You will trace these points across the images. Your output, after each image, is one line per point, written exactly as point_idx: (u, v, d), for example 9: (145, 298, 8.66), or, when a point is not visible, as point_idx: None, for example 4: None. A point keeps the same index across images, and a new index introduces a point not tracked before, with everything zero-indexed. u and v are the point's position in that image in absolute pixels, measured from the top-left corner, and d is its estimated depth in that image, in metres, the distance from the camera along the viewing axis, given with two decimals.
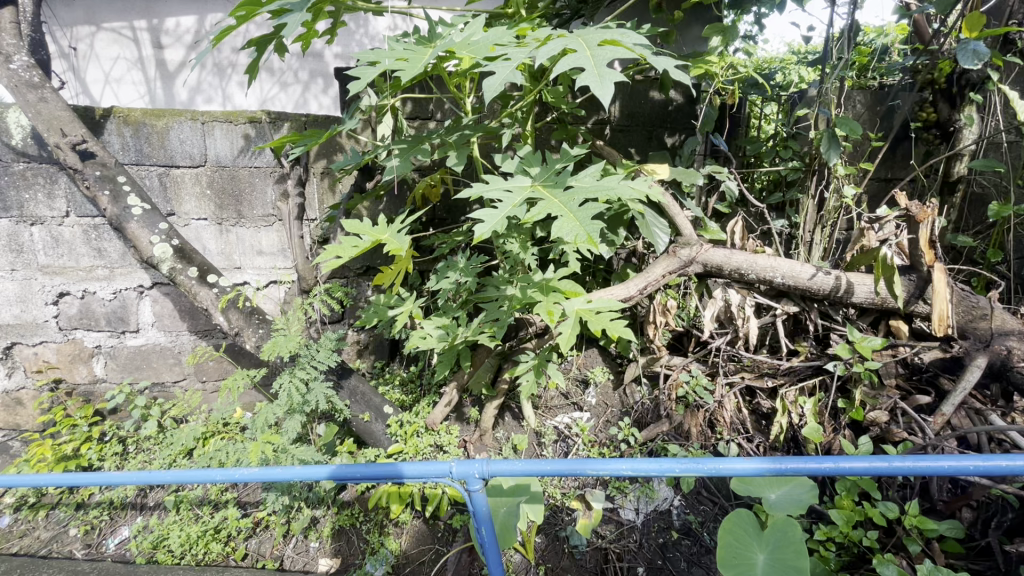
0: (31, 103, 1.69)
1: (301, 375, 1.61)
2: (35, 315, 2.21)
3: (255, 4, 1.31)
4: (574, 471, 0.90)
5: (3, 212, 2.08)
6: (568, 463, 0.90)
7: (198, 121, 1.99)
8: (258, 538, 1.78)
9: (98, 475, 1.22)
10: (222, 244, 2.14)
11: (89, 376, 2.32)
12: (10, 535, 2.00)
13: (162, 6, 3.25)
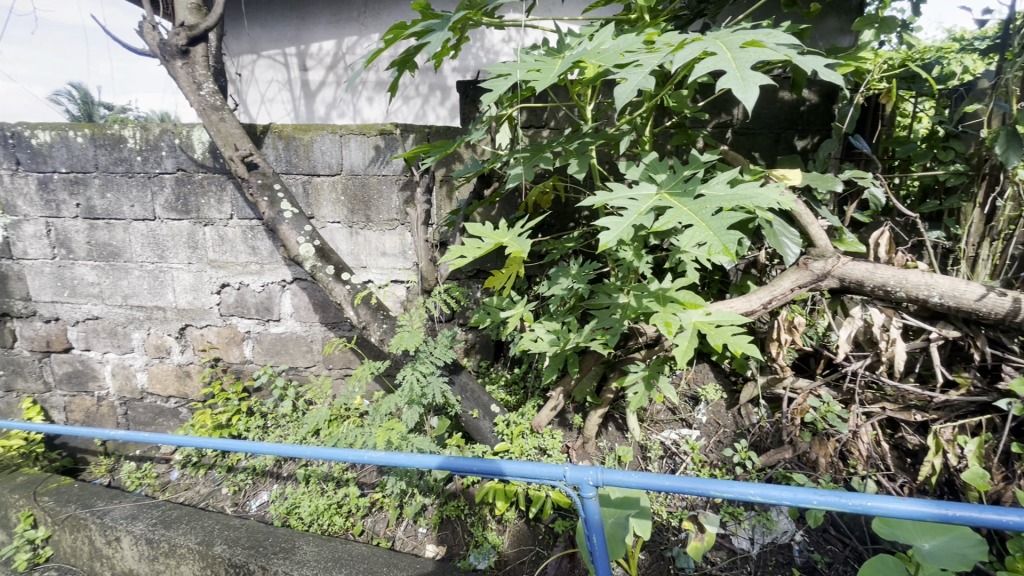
0: (213, 123, 1.96)
1: (421, 368, 1.73)
2: (204, 302, 2.61)
3: (401, 28, 1.44)
4: (696, 490, 0.92)
5: (185, 214, 2.48)
6: (689, 481, 0.92)
7: (337, 134, 2.22)
8: (373, 517, 1.92)
9: (274, 445, 1.46)
10: (352, 245, 2.36)
11: (240, 357, 2.66)
12: (179, 487, 2.38)
13: (309, 33, 3.66)
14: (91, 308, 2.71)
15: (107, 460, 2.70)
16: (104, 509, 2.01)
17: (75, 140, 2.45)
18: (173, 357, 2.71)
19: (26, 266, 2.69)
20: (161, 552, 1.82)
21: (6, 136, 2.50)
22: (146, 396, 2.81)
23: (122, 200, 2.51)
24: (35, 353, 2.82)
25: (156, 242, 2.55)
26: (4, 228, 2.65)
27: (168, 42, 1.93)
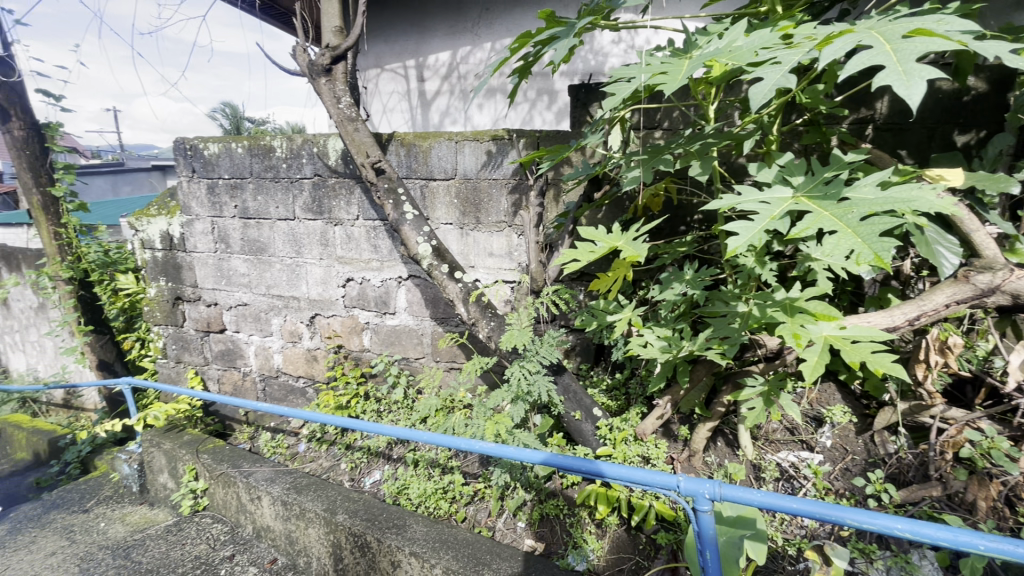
0: (348, 132, 2.15)
1: (528, 365, 1.78)
2: (331, 294, 2.89)
3: (527, 37, 1.50)
4: (822, 514, 0.87)
5: (319, 215, 2.77)
6: (813, 504, 0.88)
7: (453, 140, 2.36)
8: (475, 506, 2.00)
9: (399, 429, 1.60)
10: (462, 245, 2.48)
11: (360, 345, 2.91)
12: (306, 458, 2.67)
13: (427, 46, 3.90)
14: (242, 295, 3.13)
15: (249, 428, 3.10)
16: (249, 470, 2.31)
17: (237, 151, 2.85)
18: (304, 342, 3.04)
19: (195, 258, 3.16)
20: (293, 514, 2.04)
21: (185, 149, 2.97)
22: (280, 375, 3.18)
23: (270, 202, 2.87)
24: (198, 332, 3.31)
25: (295, 240, 2.88)
26: (180, 226, 3.15)
27: (315, 62, 2.16)
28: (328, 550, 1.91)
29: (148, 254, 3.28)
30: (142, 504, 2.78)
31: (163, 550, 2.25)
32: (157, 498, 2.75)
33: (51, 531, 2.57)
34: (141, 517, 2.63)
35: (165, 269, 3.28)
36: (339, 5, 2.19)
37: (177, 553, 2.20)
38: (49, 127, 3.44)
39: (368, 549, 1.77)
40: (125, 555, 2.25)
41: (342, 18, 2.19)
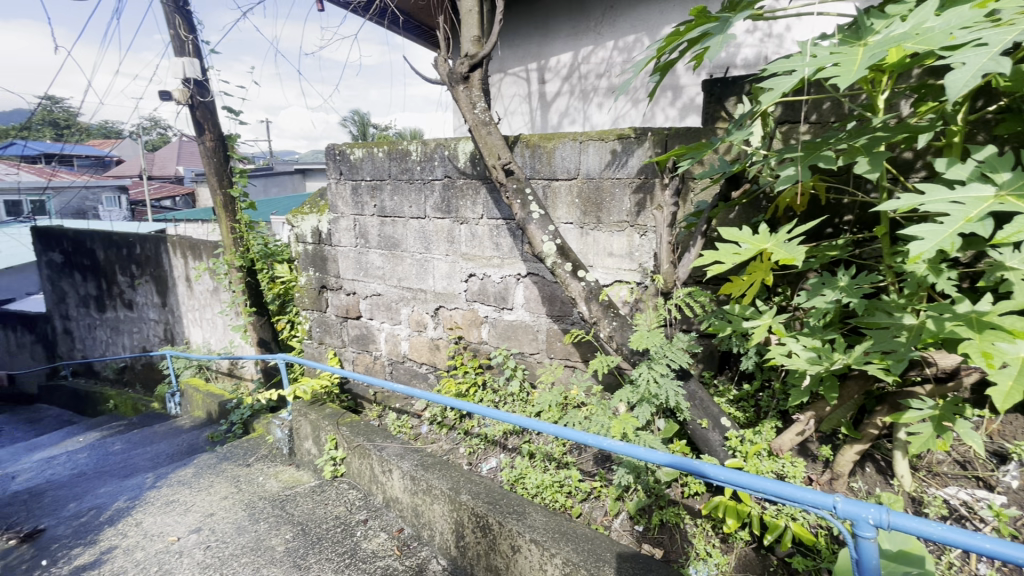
0: (481, 136, 2.27)
1: (658, 368, 1.76)
2: (455, 288, 3.08)
3: (676, 36, 1.47)
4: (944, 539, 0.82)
5: (447, 214, 2.97)
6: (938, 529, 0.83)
7: (578, 141, 2.39)
8: (591, 504, 2.02)
9: (534, 420, 1.68)
10: (581, 244, 2.49)
11: (478, 338, 3.05)
12: (428, 439, 2.87)
13: (549, 48, 3.98)
14: (376, 286, 3.44)
15: (377, 407, 3.41)
16: (382, 445, 2.55)
17: (378, 156, 3.15)
18: (428, 331, 3.27)
19: (339, 252, 3.54)
20: (420, 489, 2.21)
21: (336, 154, 3.35)
22: (406, 361, 3.45)
23: (404, 202, 3.13)
24: (338, 317, 3.70)
25: (425, 237, 3.11)
26: (328, 223, 3.54)
27: (454, 71, 2.32)
28: (451, 527, 2.05)
29: (301, 247, 3.74)
30: (290, 465, 3.18)
31: (310, 506, 2.56)
32: (302, 460, 3.13)
33: (224, 479, 3.04)
34: (290, 476, 3.02)
35: (314, 261, 3.71)
36: (478, 16, 2.32)
37: (321, 511, 2.49)
38: (230, 137, 4.06)
39: (489, 531, 1.87)
40: (281, 506, 2.59)
41: (479, 28, 2.32)
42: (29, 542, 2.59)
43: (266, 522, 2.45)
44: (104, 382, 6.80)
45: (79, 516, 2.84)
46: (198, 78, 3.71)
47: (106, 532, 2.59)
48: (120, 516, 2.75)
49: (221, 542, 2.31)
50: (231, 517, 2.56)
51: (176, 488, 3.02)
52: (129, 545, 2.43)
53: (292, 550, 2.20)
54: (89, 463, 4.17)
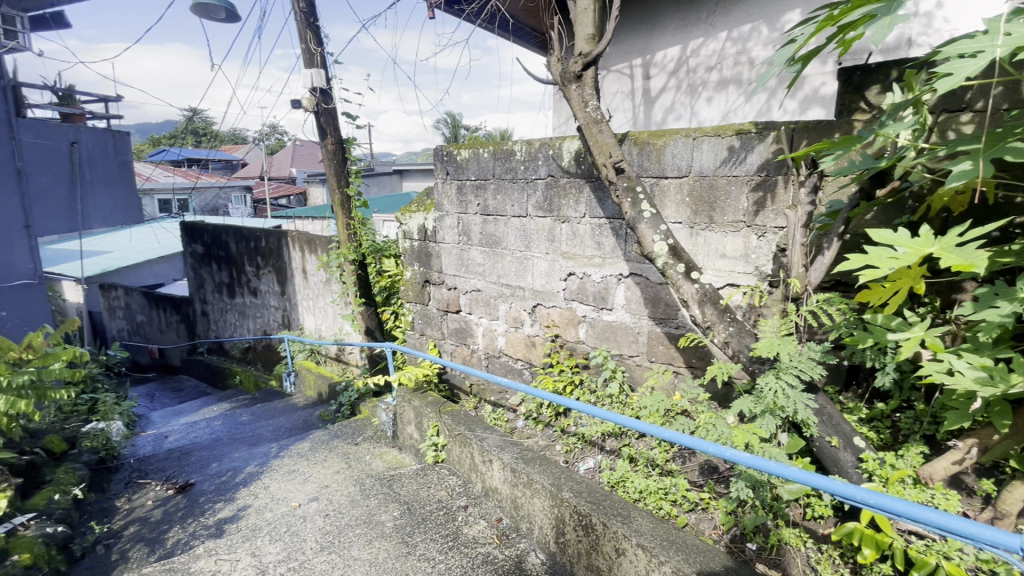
0: (592, 134, 2.26)
1: (787, 378, 1.68)
2: (553, 286, 3.08)
3: (830, 19, 1.37)
4: None
5: (549, 212, 2.99)
6: None
7: (691, 137, 2.30)
8: (698, 515, 1.95)
9: (657, 427, 1.62)
10: (690, 245, 2.39)
11: (575, 337, 3.03)
12: (523, 434, 2.92)
13: (655, 43, 3.88)
14: (476, 282, 3.55)
15: (473, 399, 3.52)
16: (482, 436, 2.63)
17: (483, 156, 3.25)
18: (525, 328, 3.31)
19: (443, 248, 3.71)
20: (521, 481, 2.25)
21: (443, 154, 3.50)
22: (502, 356, 3.53)
23: (507, 201, 3.20)
24: (439, 311, 3.87)
25: (526, 235, 3.15)
26: (433, 220, 3.72)
27: (567, 70, 2.34)
28: (552, 522, 2.07)
29: (408, 243, 3.96)
30: (393, 447, 3.38)
31: (414, 487, 2.70)
32: (405, 444, 3.32)
33: (336, 455, 3.31)
34: (394, 458, 3.22)
35: (419, 256, 3.92)
36: (593, 15, 2.33)
37: (425, 493, 2.62)
38: (347, 141, 4.40)
39: (592, 530, 1.87)
40: (388, 485, 2.76)
41: (595, 26, 2.33)
42: (182, 493, 2.99)
43: (376, 498, 2.63)
44: (232, 360, 7.68)
45: (219, 475, 3.23)
46: (323, 87, 4.06)
47: (241, 491, 2.92)
48: (251, 479, 3.09)
49: (338, 511, 2.52)
50: (345, 490, 2.78)
51: (296, 459, 3.33)
52: (260, 506, 2.72)
53: (400, 527, 2.34)
54: (223, 430, 4.73)
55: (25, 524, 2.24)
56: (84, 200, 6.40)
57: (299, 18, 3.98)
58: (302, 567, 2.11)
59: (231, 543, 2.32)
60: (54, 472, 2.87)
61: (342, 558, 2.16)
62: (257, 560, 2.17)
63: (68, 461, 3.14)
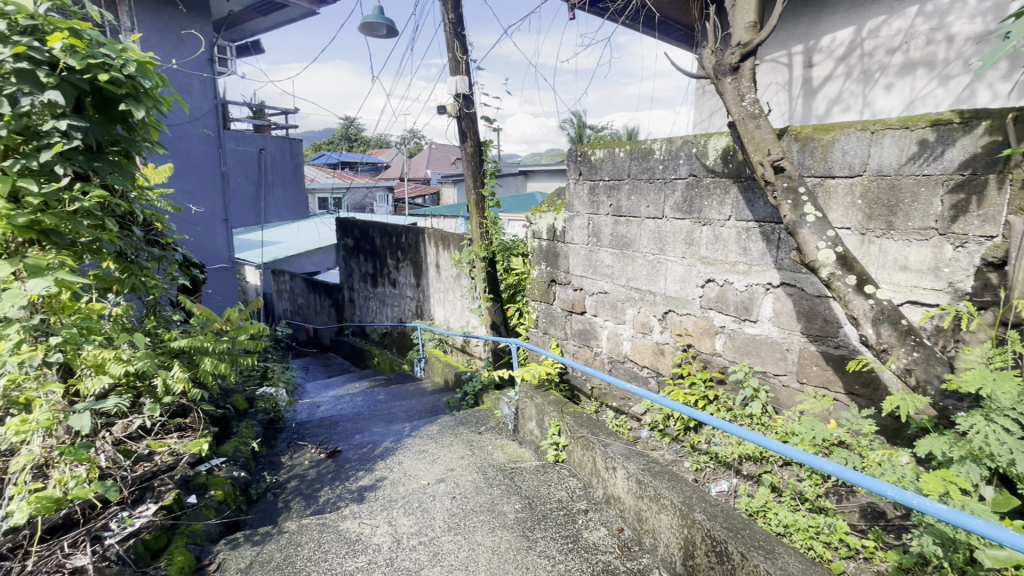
0: (748, 130, 2.09)
1: (1003, 422, 1.42)
2: (688, 293, 2.90)
3: None
4: None
5: (688, 215, 2.82)
6: None
7: (868, 130, 1.99)
8: (858, 564, 1.69)
9: (853, 471, 1.38)
10: (860, 255, 2.08)
11: (711, 348, 2.82)
12: (648, 445, 2.81)
13: (821, 26, 3.59)
14: (604, 284, 3.46)
15: (595, 403, 3.45)
16: (606, 441, 2.58)
17: (619, 155, 3.17)
18: (653, 335, 3.16)
19: (571, 248, 3.68)
20: (647, 494, 2.16)
21: (577, 155, 3.46)
22: (626, 361, 3.40)
23: (642, 202, 3.08)
24: (564, 311, 3.84)
25: (660, 237, 3.00)
26: (563, 220, 3.71)
27: (722, 62, 2.20)
28: (680, 542, 1.96)
29: (536, 242, 4.01)
30: (514, 441, 3.46)
31: (535, 483, 2.74)
32: (525, 439, 3.39)
33: (461, 441, 3.49)
34: (514, 451, 3.30)
35: (546, 256, 3.94)
36: (755, 1, 2.16)
37: (545, 491, 2.64)
38: (485, 143, 4.61)
39: (728, 559, 1.74)
40: (509, 476, 2.82)
41: (756, 13, 2.15)
42: (331, 458, 3.37)
43: (499, 488, 2.70)
44: (371, 343, 8.50)
45: (361, 446, 3.59)
46: (467, 93, 4.31)
47: (379, 464, 3.21)
48: (387, 454, 3.38)
49: (463, 496, 2.64)
50: (469, 475, 2.91)
51: (426, 440, 3.58)
52: (395, 479, 2.97)
53: (521, 520, 2.39)
54: (363, 406, 5.26)
55: (220, 465, 2.70)
56: (267, 198, 7.56)
57: (449, 28, 4.25)
58: (431, 543, 2.25)
59: (371, 510, 2.54)
60: (238, 425, 3.42)
61: (467, 541, 2.26)
62: (393, 529, 2.36)
63: (248, 417, 3.73)
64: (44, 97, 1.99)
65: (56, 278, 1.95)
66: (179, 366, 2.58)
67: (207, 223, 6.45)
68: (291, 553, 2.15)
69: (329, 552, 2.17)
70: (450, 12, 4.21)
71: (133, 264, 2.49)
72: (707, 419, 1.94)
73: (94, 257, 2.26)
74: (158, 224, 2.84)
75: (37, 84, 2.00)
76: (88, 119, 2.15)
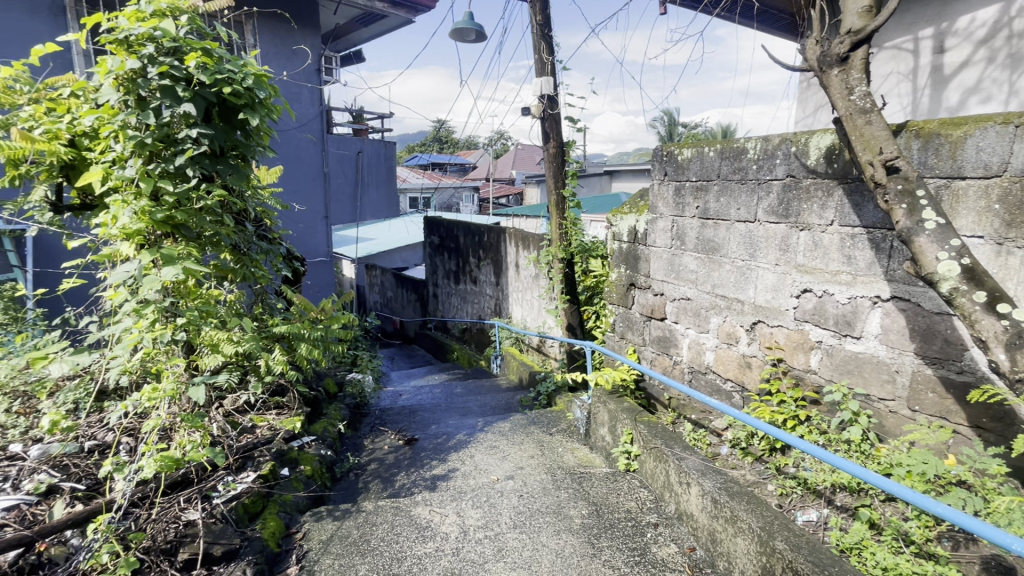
0: (857, 127, 1.90)
1: None
2: (781, 302, 2.68)
3: None
4: None
5: (784, 218, 2.61)
6: None
7: (1011, 124, 1.72)
8: None
9: (975, 519, 1.20)
10: (994, 268, 1.80)
11: (805, 365, 2.58)
12: (727, 463, 2.64)
13: (956, 8, 3.58)
14: (687, 290, 3.29)
15: (671, 414, 3.30)
16: (680, 455, 2.48)
17: (708, 155, 3.00)
18: (740, 346, 2.95)
19: (653, 252, 3.53)
20: (724, 515, 2.04)
21: (662, 154, 3.32)
22: (709, 373, 3.20)
23: (732, 204, 2.89)
24: (643, 316, 3.70)
25: (751, 242, 2.80)
26: (646, 223, 3.57)
27: (829, 52, 2.02)
28: (756, 571, 1.85)
29: (616, 245, 3.91)
30: (585, 445, 3.42)
31: (604, 491, 2.67)
32: (596, 444, 3.33)
33: (532, 441, 3.51)
34: (584, 456, 3.26)
35: (626, 259, 3.83)
36: None
37: (614, 499, 2.57)
38: (568, 143, 4.59)
39: None
40: (578, 481, 2.78)
41: None
42: (409, 446, 3.54)
43: (567, 491, 2.68)
44: (451, 338, 8.80)
45: (436, 437, 3.73)
46: (551, 94, 4.32)
47: (452, 455, 3.32)
48: (460, 446, 3.48)
49: (531, 495, 2.65)
50: (538, 475, 2.92)
51: (498, 436, 3.64)
52: (466, 471, 3.06)
53: (587, 527, 2.36)
54: (441, 398, 5.47)
55: (310, 443, 2.95)
56: (363, 197, 8.10)
57: (536, 30, 4.29)
58: (496, 538, 2.29)
59: (442, 499, 2.62)
60: (328, 408, 3.69)
61: (532, 541, 2.27)
62: (460, 520, 2.42)
63: (337, 401, 4.03)
64: (180, 109, 2.28)
65: (184, 267, 2.24)
66: (279, 349, 2.85)
67: (310, 220, 7.06)
68: (367, 531, 2.29)
69: (400, 535, 2.28)
70: (537, 14, 4.23)
71: (246, 256, 2.79)
72: (795, 442, 1.80)
73: (214, 249, 2.56)
74: (267, 220, 3.15)
75: (176, 98, 2.30)
76: (214, 127, 2.43)
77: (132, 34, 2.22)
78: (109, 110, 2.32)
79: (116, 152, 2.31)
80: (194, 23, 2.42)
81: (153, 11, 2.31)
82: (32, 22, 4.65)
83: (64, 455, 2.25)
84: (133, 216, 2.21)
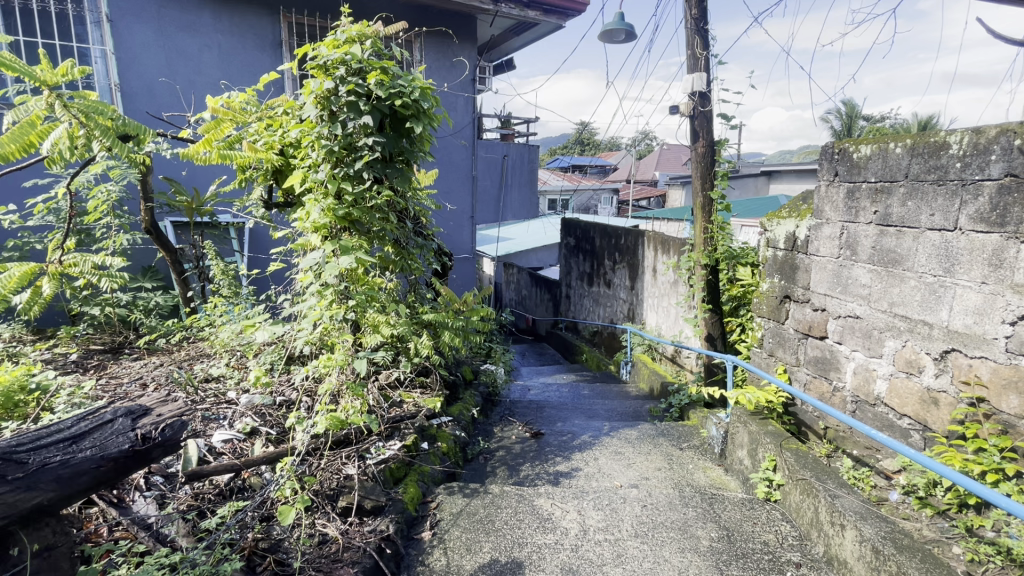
0: None
1: None
2: (987, 330, 2.20)
3: None
4: None
5: (999, 227, 2.14)
6: None
7: None
8: None
9: None
10: None
11: (1017, 409, 2.10)
12: (897, 511, 2.26)
13: None
14: (856, 306, 2.86)
15: (826, 446, 2.90)
16: (834, 493, 2.19)
17: (894, 151, 2.58)
18: (923, 378, 2.48)
19: (814, 261, 3.13)
20: (887, 569, 1.82)
21: (834, 152, 2.93)
22: (879, 405, 2.76)
23: (923, 209, 2.45)
24: (798, 333, 3.31)
25: (948, 255, 2.35)
26: (808, 229, 3.17)
27: None
28: None
29: (770, 252, 3.54)
30: (719, 466, 3.18)
31: (738, 517, 2.46)
32: (733, 467, 3.08)
33: (660, 453, 3.37)
34: (718, 477, 3.04)
35: (781, 267, 3.45)
36: None
37: (749, 528, 2.36)
38: (719, 142, 4.29)
39: None
40: (709, 501, 2.59)
41: None
42: (535, 439, 3.65)
43: (694, 509, 2.52)
44: (582, 339, 8.80)
45: (562, 434, 3.78)
46: (703, 90, 4.09)
47: (576, 454, 3.34)
48: (585, 447, 3.48)
49: (656, 507, 2.55)
50: (663, 489, 2.80)
51: (624, 443, 3.57)
52: (589, 473, 3.06)
53: (716, 551, 2.20)
54: (568, 397, 5.52)
55: (447, 422, 3.21)
56: (506, 198, 8.50)
57: (690, 25, 4.09)
58: (616, 543, 2.26)
59: (564, 495, 2.65)
60: (464, 393, 3.97)
61: (653, 553, 2.20)
62: (581, 518, 2.44)
63: (472, 387, 4.31)
64: (361, 121, 2.65)
65: (356, 257, 2.61)
66: (426, 334, 3.16)
67: (458, 219, 7.63)
68: (492, 512, 2.43)
69: (522, 522, 2.38)
70: (692, 7, 4.03)
71: (404, 250, 3.13)
72: (993, 500, 1.50)
73: (380, 243, 2.93)
74: (423, 219, 3.48)
75: (358, 111, 2.68)
76: (386, 136, 2.78)
77: (329, 60, 2.66)
78: (309, 124, 2.80)
79: (313, 159, 2.79)
80: (376, 46, 2.77)
81: (346, 38, 2.72)
82: (259, 54, 5.74)
83: (262, 405, 2.77)
84: (321, 212, 2.66)
